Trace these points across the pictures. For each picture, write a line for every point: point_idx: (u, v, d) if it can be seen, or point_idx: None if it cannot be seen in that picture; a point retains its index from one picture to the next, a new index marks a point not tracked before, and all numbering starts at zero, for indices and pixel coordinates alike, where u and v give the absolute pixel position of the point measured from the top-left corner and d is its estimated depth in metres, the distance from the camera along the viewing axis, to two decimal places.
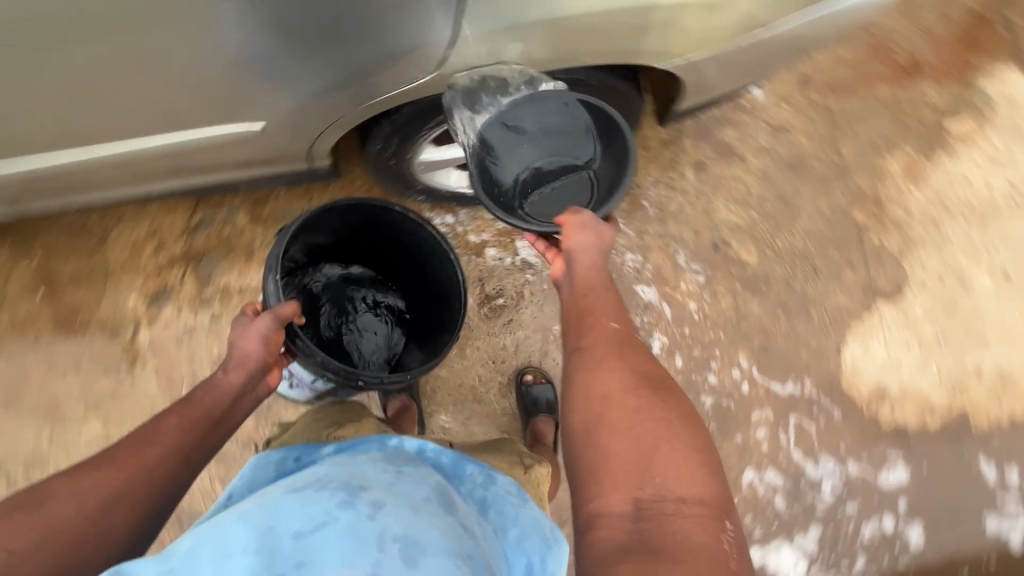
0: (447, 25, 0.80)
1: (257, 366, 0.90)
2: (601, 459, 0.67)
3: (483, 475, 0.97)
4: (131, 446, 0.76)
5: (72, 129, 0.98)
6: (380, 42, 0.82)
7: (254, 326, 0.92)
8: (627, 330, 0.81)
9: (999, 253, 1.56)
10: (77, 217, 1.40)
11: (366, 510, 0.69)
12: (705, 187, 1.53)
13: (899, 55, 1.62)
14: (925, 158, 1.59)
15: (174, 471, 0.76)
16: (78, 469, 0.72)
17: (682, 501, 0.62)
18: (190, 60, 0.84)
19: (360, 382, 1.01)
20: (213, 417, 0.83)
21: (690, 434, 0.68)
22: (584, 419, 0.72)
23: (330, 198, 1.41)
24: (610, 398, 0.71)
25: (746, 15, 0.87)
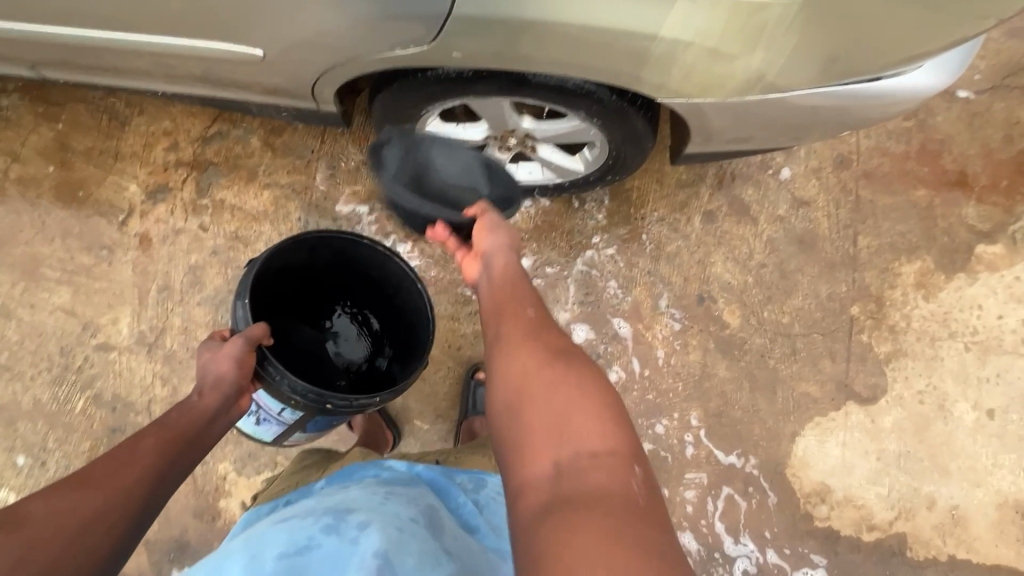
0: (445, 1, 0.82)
1: (234, 390, 0.90)
2: (518, 437, 0.67)
3: (472, 482, 1.01)
4: (105, 468, 0.71)
5: (94, 12, 1.00)
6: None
7: (226, 348, 0.91)
8: (544, 316, 0.80)
9: (988, 390, 1.49)
10: (106, 97, 1.48)
11: (348, 534, 0.74)
12: (708, 238, 1.50)
13: (948, 162, 1.56)
14: (942, 273, 1.52)
15: (151, 490, 0.73)
16: (52, 488, 0.67)
17: (594, 455, 0.62)
18: None
19: (328, 406, 0.98)
20: (189, 438, 0.81)
21: (600, 390, 0.68)
22: (504, 401, 0.71)
23: (340, 146, 1.47)
24: (526, 374, 0.71)
25: (756, 71, 0.85)
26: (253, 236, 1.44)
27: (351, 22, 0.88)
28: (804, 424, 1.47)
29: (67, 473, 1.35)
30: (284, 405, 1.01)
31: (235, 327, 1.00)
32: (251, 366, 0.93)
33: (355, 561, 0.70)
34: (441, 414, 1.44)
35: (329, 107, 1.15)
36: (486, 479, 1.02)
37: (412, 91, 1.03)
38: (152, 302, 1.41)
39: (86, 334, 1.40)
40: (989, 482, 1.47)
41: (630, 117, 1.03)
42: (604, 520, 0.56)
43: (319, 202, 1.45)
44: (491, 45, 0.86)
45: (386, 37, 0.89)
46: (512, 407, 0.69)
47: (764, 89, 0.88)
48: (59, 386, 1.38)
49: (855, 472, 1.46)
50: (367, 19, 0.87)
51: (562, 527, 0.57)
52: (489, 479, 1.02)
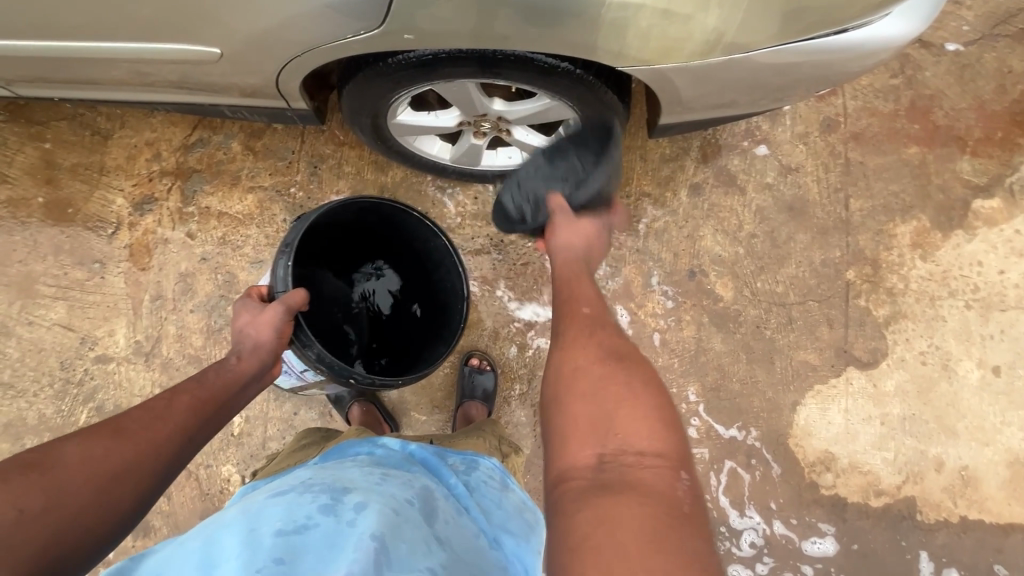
0: None
1: (269, 355, 0.92)
2: (564, 424, 0.69)
3: (463, 463, 0.96)
4: (137, 420, 0.73)
5: (56, 22, 1.00)
6: None
7: (265, 315, 0.92)
8: (599, 314, 0.84)
9: (994, 347, 1.46)
10: (87, 112, 1.49)
11: (345, 516, 0.71)
12: (696, 212, 1.48)
13: (939, 117, 1.52)
14: (939, 231, 1.49)
15: (178, 447, 0.74)
16: (87, 433, 0.69)
17: (641, 454, 0.62)
18: None
19: (351, 381, 0.98)
20: (218, 403, 0.82)
21: (653, 395, 0.69)
22: (555, 390, 0.73)
23: (321, 144, 1.47)
24: (580, 368, 0.73)
25: (712, 30, 0.83)
26: (240, 240, 1.45)
27: (303, 11, 0.88)
28: (805, 392, 1.45)
29: None
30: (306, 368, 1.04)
31: (271, 287, 1.00)
32: (288, 334, 0.95)
33: (351, 544, 0.66)
34: (438, 404, 1.44)
35: (299, 104, 1.16)
36: (478, 460, 0.99)
37: (380, 80, 1.01)
38: (146, 312, 1.43)
39: (84, 347, 1.42)
40: (998, 440, 1.44)
41: (600, 91, 1.00)
42: (640, 511, 0.56)
43: (303, 202, 1.45)
44: (446, 24, 0.86)
45: (339, 24, 0.89)
46: (561, 395, 0.72)
47: (726, 50, 0.87)
48: (62, 399, 1.40)
49: (860, 438, 1.44)
50: (317, 5, 0.87)
51: (597, 518, 0.56)
52: (481, 462, 0.98)
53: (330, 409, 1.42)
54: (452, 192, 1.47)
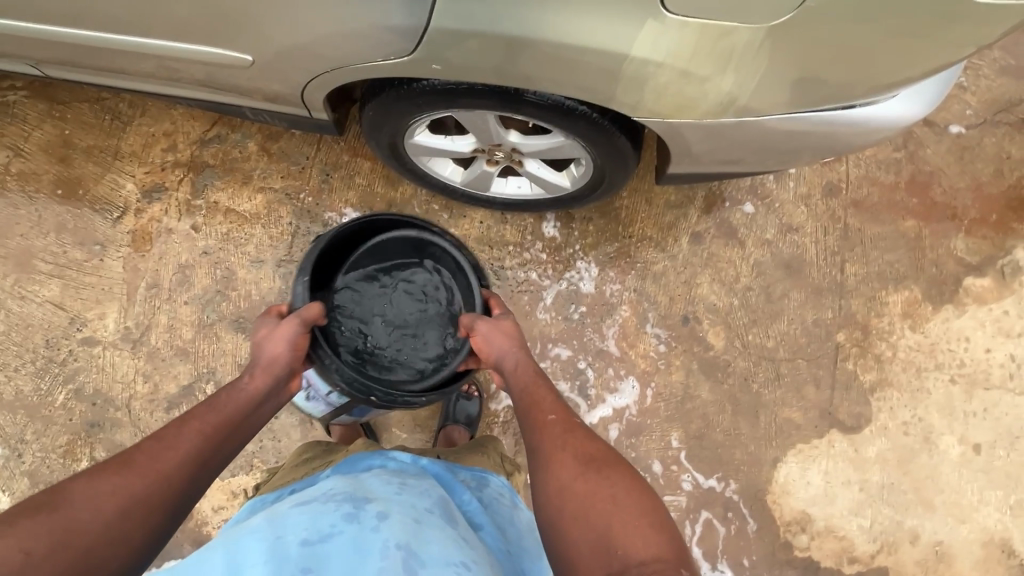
0: (424, 14, 0.84)
1: (284, 372, 0.95)
2: (568, 551, 0.71)
3: (475, 480, 0.96)
4: (146, 451, 0.74)
5: (95, 12, 1.02)
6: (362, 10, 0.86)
7: (283, 330, 0.97)
8: (566, 420, 0.87)
9: (975, 425, 1.48)
10: (110, 98, 1.51)
11: (368, 522, 0.70)
12: (695, 260, 1.51)
13: (937, 194, 1.56)
14: (930, 304, 1.52)
15: (191, 474, 0.75)
16: (96, 470, 0.70)
17: (642, 562, 0.65)
18: None
19: (373, 397, 1.05)
20: (234, 424, 0.84)
21: (638, 499, 0.72)
22: (549, 515, 0.76)
23: (335, 154, 1.49)
24: (563, 490, 0.76)
25: (727, 95, 0.87)
26: (243, 238, 1.46)
27: (340, 31, 0.90)
28: (786, 450, 1.46)
29: (42, 466, 1.35)
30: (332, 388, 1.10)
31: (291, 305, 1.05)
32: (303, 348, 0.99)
33: (377, 550, 0.67)
34: (422, 424, 1.43)
35: (321, 114, 1.18)
36: (488, 477, 0.98)
37: (403, 102, 1.04)
38: (139, 299, 1.42)
39: (72, 328, 1.41)
40: (975, 518, 1.44)
41: (615, 138, 1.04)
42: None
43: (311, 208, 1.47)
44: (473, 59, 0.88)
45: (369, 47, 0.92)
46: (556, 522, 0.75)
47: (739, 112, 0.90)
48: (42, 378, 1.39)
49: (837, 502, 1.44)
50: (350, 28, 0.90)
51: None
52: (491, 478, 0.98)
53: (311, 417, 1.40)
54: (459, 215, 1.50)
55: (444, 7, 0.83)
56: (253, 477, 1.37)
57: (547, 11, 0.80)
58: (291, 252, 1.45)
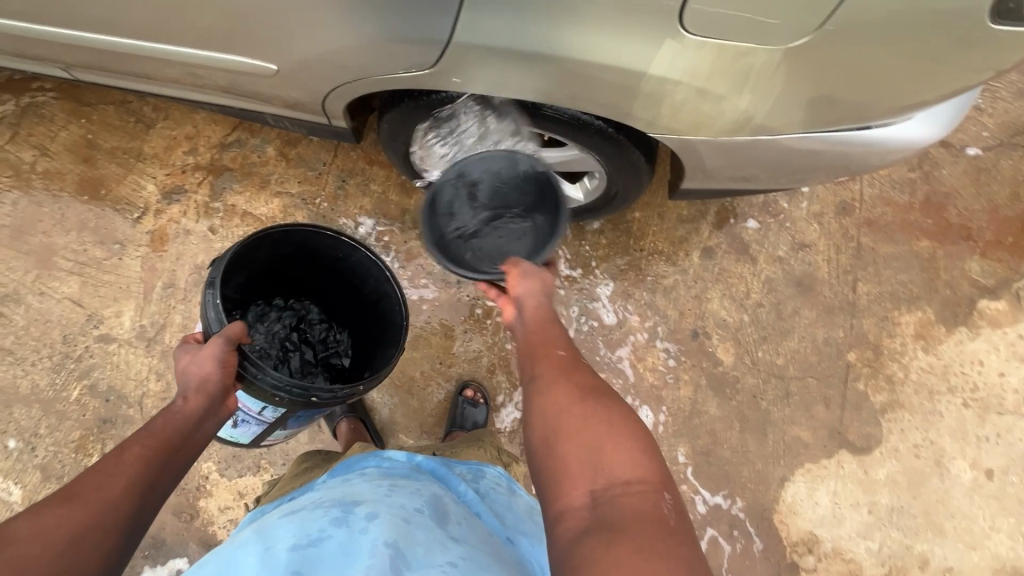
0: (446, 29, 0.86)
1: (218, 389, 0.85)
2: (551, 469, 0.67)
3: (470, 472, 0.96)
4: (88, 481, 0.67)
5: (126, 21, 1.06)
6: (385, 25, 0.88)
7: (206, 349, 0.87)
8: (573, 354, 0.79)
9: (988, 450, 1.45)
10: (135, 101, 1.55)
11: (357, 525, 0.71)
12: (706, 274, 1.51)
13: (952, 216, 1.55)
14: (943, 326, 1.50)
15: (139, 499, 0.69)
16: (33, 508, 0.63)
17: (628, 483, 0.62)
18: None
19: (314, 398, 0.97)
20: (177, 443, 0.77)
21: (633, 425, 0.68)
22: (539, 435, 0.70)
23: (351, 160, 1.51)
24: (559, 411, 0.70)
25: (742, 113, 0.88)
26: None
27: (364, 44, 0.92)
28: (794, 469, 1.44)
29: (54, 460, 1.37)
30: (265, 404, 0.99)
31: (207, 330, 0.96)
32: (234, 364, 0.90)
33: (366, 551, 0.67)
34: (427, 430, 1.44)
35: (339, 123, 1.21)
36: (484, 470, 0.98)
37: (420, 112, 1.06)
38: (156, 298, 1.45)
39: (89, 324, 1.44)
40: (986, 545, 1.42)
41: (629, 153, 1.05)
42: (632, 544, 0.57)
43: (326, 213, 1.49)
44: (493, 73, 0.90)
45: (390, 59, 0.93)
46: (546, 442, 0.69)
47: (753, 130, 0.91)
48: (58, 373, 1.41)
49: (845, 524, 1.42)
50: (372, 41, 0.91)
51: (597, 554, 0.57)
52: (486, 470, 0.98)
53: (319, 421, 1.41)
54: None
55: (465, 24, 0.84)
56: (260, 478, 1.38)
57: (567, 28, 0.81)
58: None
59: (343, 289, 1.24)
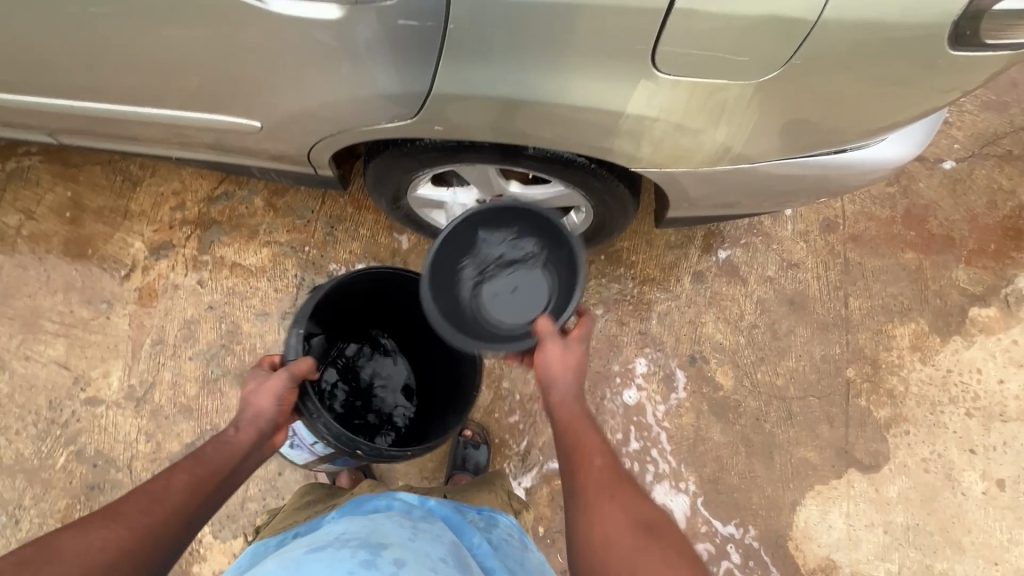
0: (427, 80, 0.87)
1: (268, 426, 0.86)
2: None
3: (483, 520, 0.93)
4: (135, 503, 0.67)
5: (110, 86, 1.07)
6: (366, 81, 0.90)
7: (270, 382, 0.88)
8: (612, 464, 0.78)
9: (996, 459, 1.44)
10: (121, 160, 1.56)
11: (386, 569, 0.68)
12: (698, 299, 1.51)
13: (934, 226, 1.57)
14: (937, 336, 1.51)
15: (179, 532, 0.69)
16: (78, 524, 0.64)
17: None
18: (208, 55, 0.94)
19: (358, 452, 0.95)
20: (222, 477, 0.76)
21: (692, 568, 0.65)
22: (587, 565, 0.71)
23: (339, 207, 1.52)
24: (608, 541, 0.69)
25: (721, 145, 0.90)
26: (249, 291, 1.47)
27: (347, 98, 0.94)
28: (805, 492, 1.42)
29: (41, 532, 1.32)
30: (318, 438, 0.98)
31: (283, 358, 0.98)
32: (290, 404, 0.90)
33: None
34: (429, 474, 1.40)
35: (326, 172, 1.22)
36: (497, 518, 0.95)
37: (405, 159, 1.07)
38: (144, 356, 1.42)
39: (76, 387, 1.40)
40: (1007, 559, 1.38)
41: (615, 188, 1.07)
42: None
43: (316, 260, 1.49)
44: (477, 119, 0.91)
45: (374, 111, 0.95)
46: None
47: (733, 160, 0.93)
48: (43, 440, 1.37)
49: (861, 547, 1.39)
50: (354, 95, 0.93)
51: None
52: (500, 518, 0.95)
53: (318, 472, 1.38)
54: None
55: (445, 77, 0.86)
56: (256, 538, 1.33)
57: (545, 75, 0.83)
58: (295, 304, 1.46)
59: (429, 340, 1.23)
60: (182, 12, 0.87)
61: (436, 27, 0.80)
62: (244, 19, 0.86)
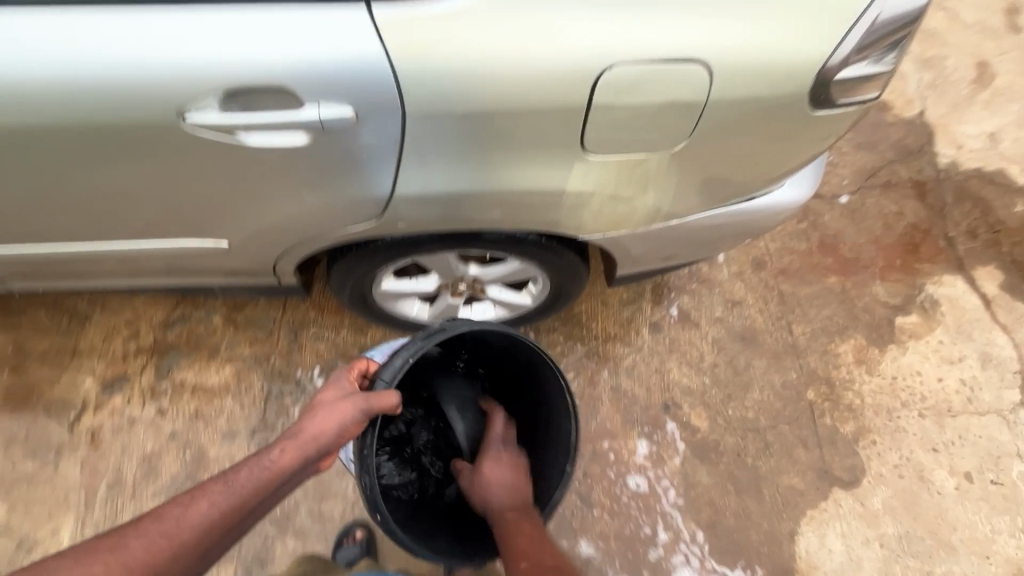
0: (387, 185, 0.95)
1: (317, 454, 0.84)
2: None
3: None
4: (149, 531, 0.70)
5: (64, 229, 1.09)
6: (329, 192, 0.96)
7: (340, 407, 0.87)
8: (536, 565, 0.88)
9: (958, 454, 1.53)
10: (68, 298, 1.52)
11: None
12: (660, 348, 1.59)
13: (846, 250, 1.77)
14: (875, 347, 1.65)
15: (184, 567, 0.71)
16: (92, 544, 0.68)
17: None
18: (168, 190, 0.98)
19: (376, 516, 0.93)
20: (246, 511, 0.76)
21: None
22: None
23: (301, 312, 1.53)
24: None
25: (653, 207, 1.03)
26: (214, 412, 1.43)
27: (312, 209, 1.00)
28: (799, 520, 1.45)
29: None
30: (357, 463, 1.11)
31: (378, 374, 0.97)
32: (350, 434, 0.87)
33: None
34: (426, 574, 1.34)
35: (290, 280, 1.25)
36: None
37: (368, 258, 1.14)
38: (99, 503, 1.33)
39: (19, 553, 1.30)
40: (996, 550, 1.44)
41: (567, 257, 1.16)
42: None
43: (282, 369, 1.47)
44: (435, 213, 1.00)
45: (339, 217, 1.01)
46: None
47: (665, 218, 1.06)
48: None
49: (863, 565, 1.42)
50: (319, 205, 0.99)
51: None
52: None
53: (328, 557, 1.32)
54: None
55: (403, 182, 0.94)
56: None
57: (490, 168, 0.93)
58: (265, 417, 1.42)
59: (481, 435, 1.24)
60: (139, 160, 0.91)
61: (391, 142, 0.88)
62: (201, 160, 0.91)
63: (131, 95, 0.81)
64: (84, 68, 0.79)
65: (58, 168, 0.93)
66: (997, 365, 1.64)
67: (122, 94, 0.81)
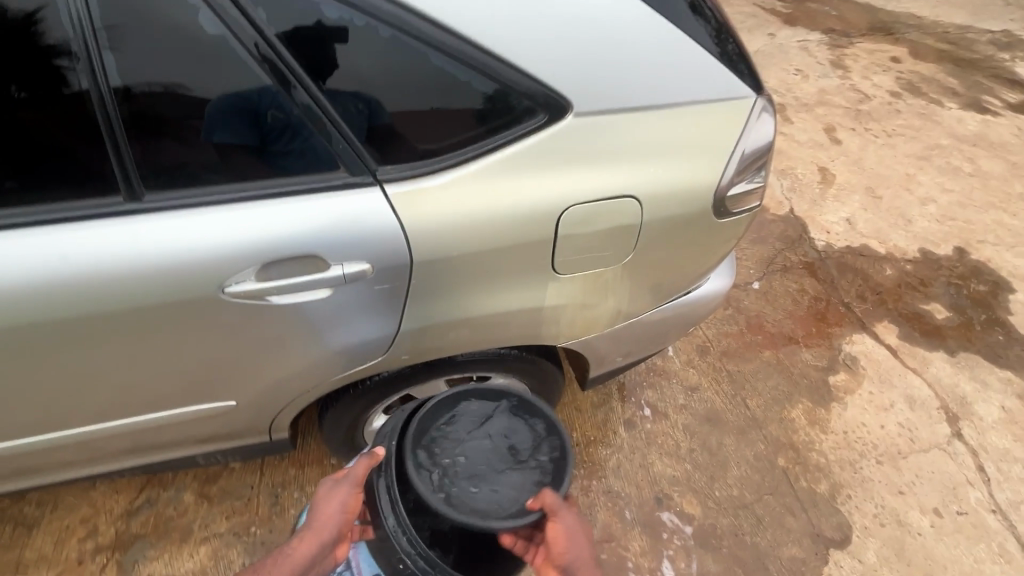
0: (393, 324, 1.06)
1: (328, 540, 0.91)
2: None
3: None
4: None
5: (52, 419, 1.07)
6: (339, 339, 1.06)
7: (336, 491, 0.94)
8: None
9: (922, 492, 1.67)
10: (11, 503, 1.38)
11: None
12: (638, 443, 1.68)
13: (770, 327, 2.03)
14: (821, 407, 1.83)
15: None
16: None
17: None
18: (179, 360, 1.03)
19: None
20: None
21: None
22: None
23: (281, 472, 1.49)
24: None
25: (615, 310, 1.20)
26: None
27: (321, 357, 1.08)
28: None
29: None
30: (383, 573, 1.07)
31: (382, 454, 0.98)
32: (353, 513, 0.94)
33: None
34: None
35: (279, 433, 1.28)
36: None
37: (362, 398, 1.20)
38: None
39: None
40: None
41: (544, 366, 1.30)
42: None
43: (264, 538, 1.38)
44: (431, 342, 1.11)
45: (346, 361, 1.09)
46: None
47: (625, 317, 1.24)
48: None
49: None
50: (327, 353, 1.08)
51: None
52: None
53: None
54: None
55: (405, 319, 1.06)
56: None
57: (479, 297, 1.08)
58: None
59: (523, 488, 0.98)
60: (155, 336, 0.97)
61: (399, 287, 1.01)
62: (217, 326, 0.98)
63: (166, 278, 0.91)
64: (118, 262, 0.88)
65: (71, 356, 0.96)
66: (922, 405, 1.86)
67: (152, 278, 0.90)
